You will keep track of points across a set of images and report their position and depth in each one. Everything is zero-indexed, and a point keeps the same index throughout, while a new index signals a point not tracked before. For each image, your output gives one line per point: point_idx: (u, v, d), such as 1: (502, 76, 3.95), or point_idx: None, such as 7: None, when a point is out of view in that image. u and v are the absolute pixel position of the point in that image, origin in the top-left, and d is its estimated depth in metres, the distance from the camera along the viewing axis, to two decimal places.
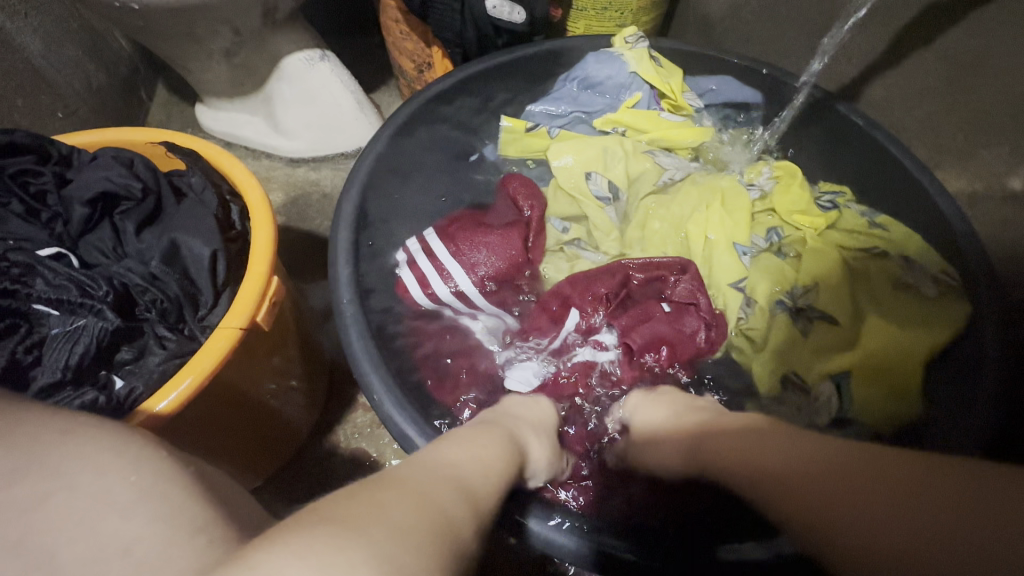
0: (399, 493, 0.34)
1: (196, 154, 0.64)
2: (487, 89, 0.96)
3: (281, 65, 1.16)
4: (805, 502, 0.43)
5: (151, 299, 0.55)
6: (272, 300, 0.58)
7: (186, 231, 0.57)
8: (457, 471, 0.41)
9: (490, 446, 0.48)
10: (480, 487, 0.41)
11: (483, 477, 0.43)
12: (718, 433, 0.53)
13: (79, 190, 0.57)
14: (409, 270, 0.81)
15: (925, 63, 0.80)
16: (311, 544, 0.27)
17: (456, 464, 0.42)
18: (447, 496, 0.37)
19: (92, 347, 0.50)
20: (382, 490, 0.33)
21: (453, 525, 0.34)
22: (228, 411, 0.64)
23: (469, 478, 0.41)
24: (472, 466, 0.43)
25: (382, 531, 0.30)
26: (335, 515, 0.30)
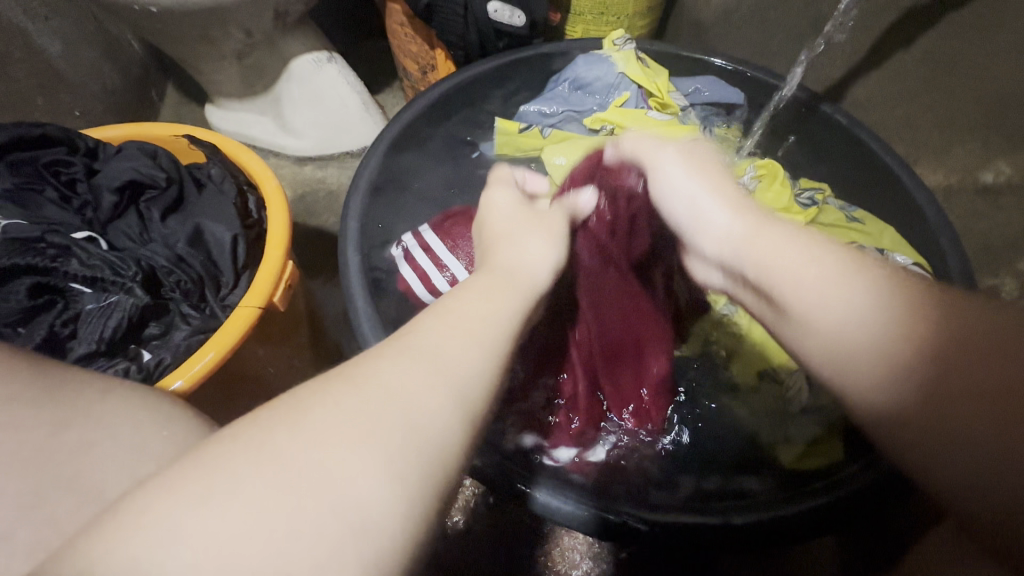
0: (342, 407, 0.30)
1: (216, 147, 0.68)
2: (490, 91, 1.00)
3: (291, 66, 1.21)
4: (889, 397, 0.37)
5: (175, 280, 0.59)
6: (288, 283, 0.62)
7: (209, 218, 0.61)
8: (431, 353, 0.34)
9: (473, 308, 0.39)
10: (466, 365, 0.34)
11: (466, 351, 0.35)
12: (776, 249, 0.45)
13: (108, 179, 0.61)
14: (407, 266, 0.84)
15: (904, 65, 0.85)
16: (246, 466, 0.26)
17: (428, 347, 0.35)
18: (404, 401, 0.31)
19: (124, 322, 0.54)
20: (322, 401, 0.30)
21: (424, 437, 0.30)
22: (244, 390, 0.68)
23: (445, 360, 0.34)
24: (450, 344, 0.35)
25: (330, 466, 0.27)
26: (272, 431, 0.28)
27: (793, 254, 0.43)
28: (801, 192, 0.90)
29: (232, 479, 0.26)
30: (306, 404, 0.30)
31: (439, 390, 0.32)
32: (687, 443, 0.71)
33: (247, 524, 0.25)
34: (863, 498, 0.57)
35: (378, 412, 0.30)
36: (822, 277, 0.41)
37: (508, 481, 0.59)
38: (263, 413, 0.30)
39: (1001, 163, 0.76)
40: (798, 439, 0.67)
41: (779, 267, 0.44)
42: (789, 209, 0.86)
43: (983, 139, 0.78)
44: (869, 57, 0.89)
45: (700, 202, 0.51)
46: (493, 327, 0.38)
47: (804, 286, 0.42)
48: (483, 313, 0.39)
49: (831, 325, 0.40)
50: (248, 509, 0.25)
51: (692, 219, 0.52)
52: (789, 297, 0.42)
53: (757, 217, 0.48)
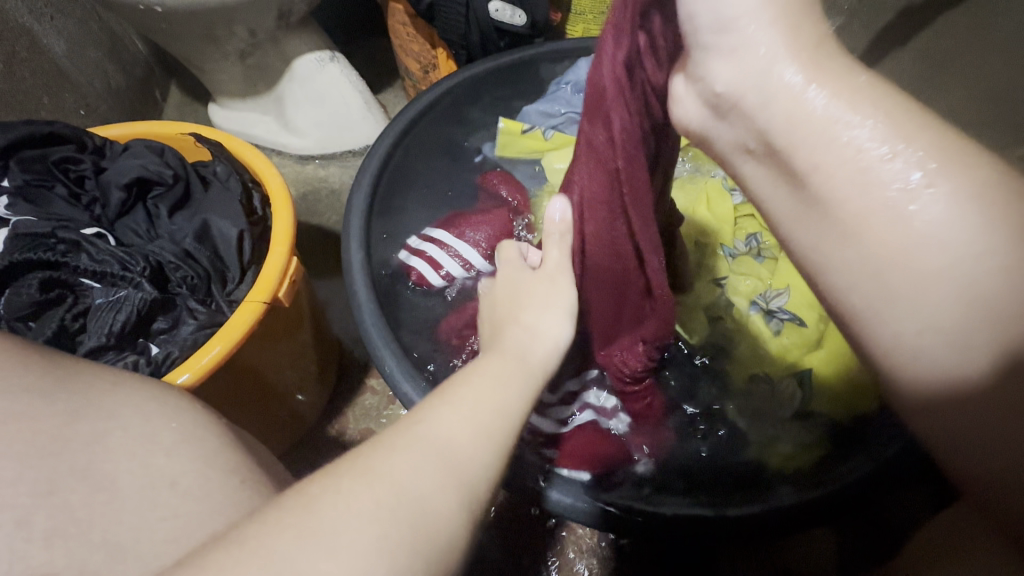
0: (353, 499, 0.29)
1: (221, 145, 0.69)
2: (492, 89, 1.01)
3: (293, 65, 1.22)
4: (932, 382, 0.32)
5: (182, 275, 0.60)
6: (292, 279, 0.63)
7: (216, 214, 0.62)
8: (436, 443, 0.33)
9: (477, 390, 0.39)
10: (473, 460, 0.34)
11: (473, 442, 0.35)
12: (844, 131, 0.33)
13: (116, 176, 0.62)
14: (417, 259, 0.86)
15: (900, 63, 0.86)
16: (280, 547, 0.26)
17: (432, 434, 0.34)
18: (414, 495, 0.30)
19: (132, 316, 0.55)
20: (331, 493, 0.29)
21: (428, 530, 0.29)
22: (249, 384, 0.69)
23: (453, 451, 0.34)
24: (455, 432, 0.35)
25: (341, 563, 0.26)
26: (299, 519, 0.27)
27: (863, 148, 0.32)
28: None
29: (268, 565, 0.25)
30: (331, 491, 0.29)
31: (446, 482, 0.32)
32: (681, 437, 0.72)
33: None
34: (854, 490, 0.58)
35: (404, 504, 0.29)
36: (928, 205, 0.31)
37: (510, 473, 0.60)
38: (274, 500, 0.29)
39: (1000, 157, 0.79)
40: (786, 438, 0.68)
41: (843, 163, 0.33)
42: None
43: (979, 134, 0.80)
44: (865, 56, 0.90)
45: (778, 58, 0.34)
46: (499, 414, 0.38)
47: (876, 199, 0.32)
48: (488, 395, 0.39)
49: (895, 269, 0.32)
50: None
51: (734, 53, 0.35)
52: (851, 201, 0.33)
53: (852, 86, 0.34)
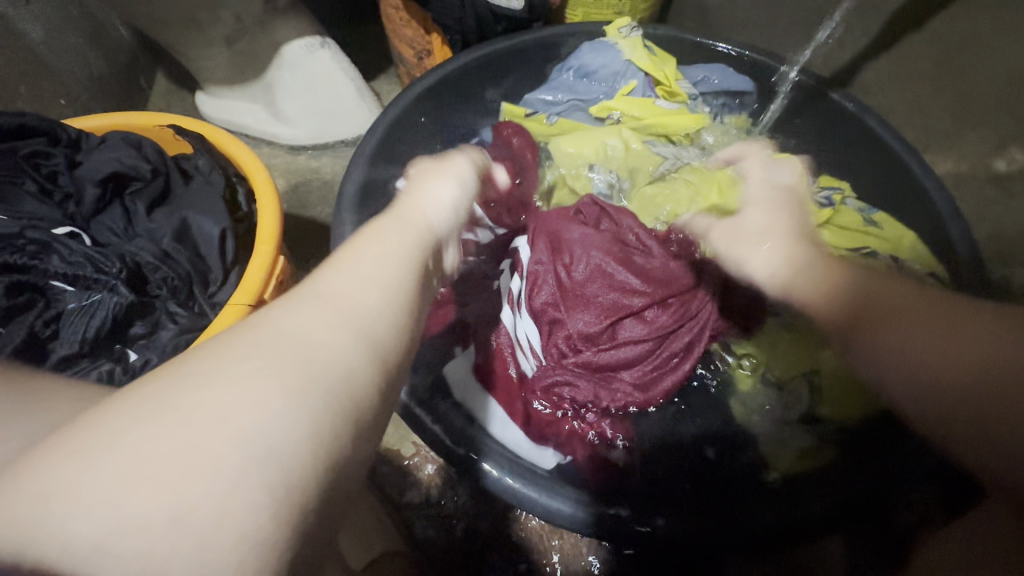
0: (240, 361, 0.28)
1: (202, 137, 0.66)
2: (488, 76, 0.97)
3: (282, 52, 1.17)
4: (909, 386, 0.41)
5: (162, 277, 0.56)
6: (277, 280, 0.60)
7: (196, 211, 0.59)
8: (331, 296, 0.33)
9: (375, 250, 0.38)
10: (372, 305, 0.34)
11: (371, 293, 0.34)
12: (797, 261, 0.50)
13: (90, 171, 0.59)
14: None
15: (915, 47, 0.82)
16: (105, 436, 0.25)
17: (330, 289, 0.34)
18: (306, 345, 0.30)
19: (107, 321, 0.52)
20: (219, 362, 0.28)
21: (333, 382, 0.29)
22: None
23: (352, 303, 0.33)
24: (354, 284, 0.34)
25: (236, 420, 0.26)
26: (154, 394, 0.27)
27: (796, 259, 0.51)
28: (818, 191, 0.85)
29: (97, 448, 0.24)
30: (206, 362, 0.28)
31: (349, 334, 0.31)
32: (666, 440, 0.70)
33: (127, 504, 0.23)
34: (859, 497, 0.56)
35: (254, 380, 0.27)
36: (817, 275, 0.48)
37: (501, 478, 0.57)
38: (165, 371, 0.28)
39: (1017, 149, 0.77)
40: (791, 442, 0.67)
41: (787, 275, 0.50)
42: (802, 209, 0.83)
43: (995, 124, 0.78)
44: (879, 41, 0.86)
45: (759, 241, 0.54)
46: (398, 267, 0.37)
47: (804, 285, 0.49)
48: (384, 252, 0.38)
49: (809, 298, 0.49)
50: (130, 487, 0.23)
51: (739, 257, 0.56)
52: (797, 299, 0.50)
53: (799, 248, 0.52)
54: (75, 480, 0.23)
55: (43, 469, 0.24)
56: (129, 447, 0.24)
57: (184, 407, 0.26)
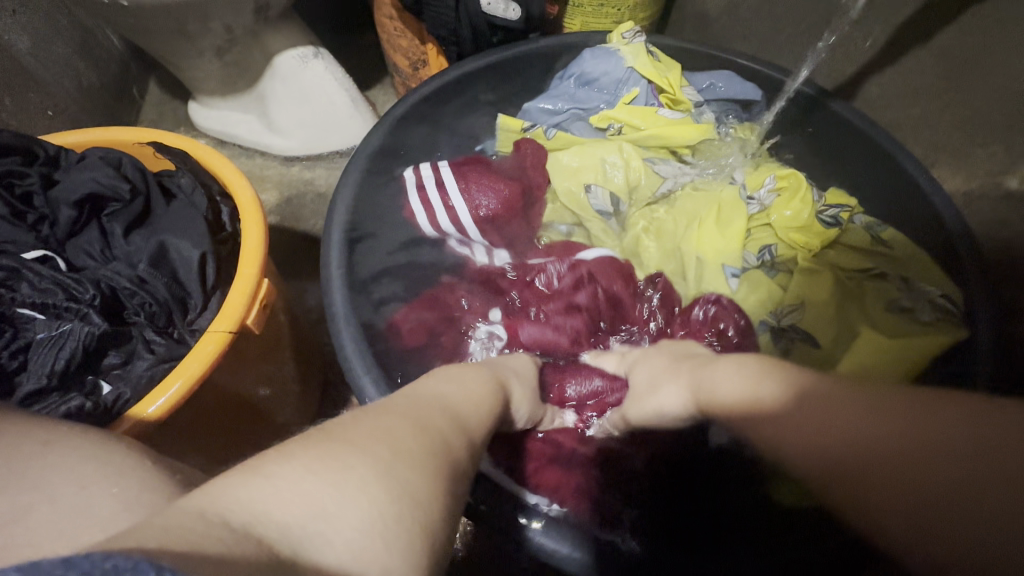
0: (397, 427, 0.34)
1: (186, 154, 0.63)
2: (488, 85, 0.95)
3: (275, 61, 1.15)
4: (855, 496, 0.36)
5: (139, 303, 0.54)
6: (262, 303, 0.58)
7: (175, 234, 0.56)
8: (441, 405, 0.40)
9: (458, 382, 0.46)
10: (469, 420, 0.41)
11: (467, 409, 0.42)
12: (719, 376, 0.46)
13: (66, 192, 0.57)
14: (417, 196, 0.84)
15: (920, 61, 0.80)
16: (320, 458, 0.29)
17: (437, 399, 0.41)
18: (438, 437, 0.36)
19: (77, 352, 0.49)
20: (381, 423, 0.34)
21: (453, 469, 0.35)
22: (220, 418, 0.63)
23: (456, 414, 0.41)
24: (455, 402, 0.42)
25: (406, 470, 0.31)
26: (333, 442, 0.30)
27: (718, 373, 0.46)
28: (825, 208, 0.80)
29: (320, 467, 0.28)
30: (370, 424, 0.33)
31: (456, 434, 0.38)
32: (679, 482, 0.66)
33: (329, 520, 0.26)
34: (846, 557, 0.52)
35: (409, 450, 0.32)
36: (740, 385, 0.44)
37: (493, 514, 0.55)
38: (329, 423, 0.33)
39: None
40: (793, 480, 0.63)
41: (712, 389, 0.46)
42: (807, 228, 0.79)
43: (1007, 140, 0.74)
44: (883, 53, 0.84)
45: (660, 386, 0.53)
46: (478, 398, 0.45)
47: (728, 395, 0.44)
48: (467, 386, 0.46)
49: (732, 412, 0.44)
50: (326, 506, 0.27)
51: (651, 413, 0.53)
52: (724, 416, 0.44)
53: (694, 368, 0.51)
54: (311, 497, 0.27)
55: (273, 475, 0.27)
56: (352, 471, 0.29)
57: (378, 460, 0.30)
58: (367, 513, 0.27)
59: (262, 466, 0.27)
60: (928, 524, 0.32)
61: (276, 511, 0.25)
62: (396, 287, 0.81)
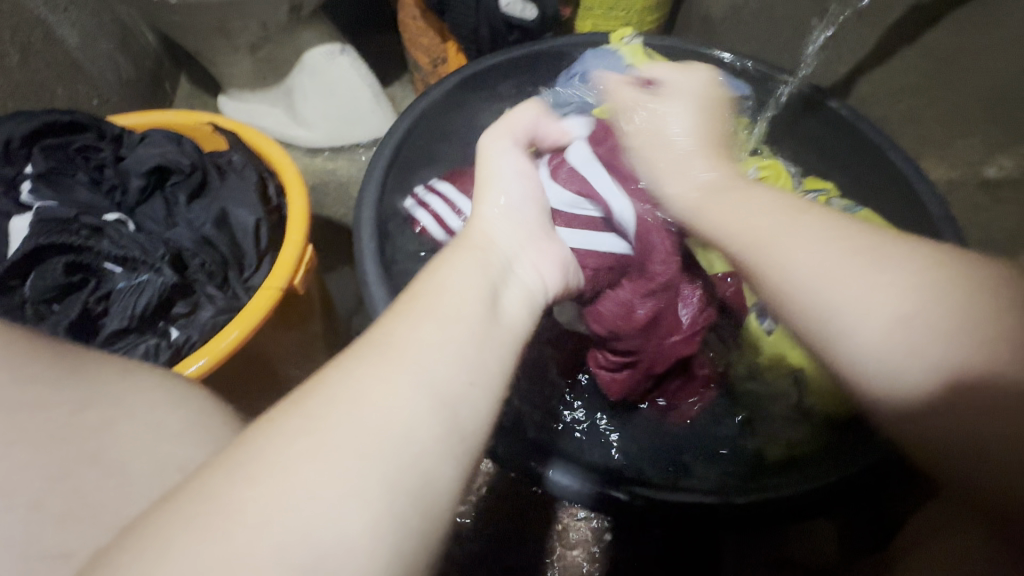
0: (360, 396, 0.31)
1: (236, 135, 0.70)
2: (505, 82, 1.02)
3: (303, 57, 1.23)
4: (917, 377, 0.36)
5: (201, 262, 0.60)
6: (305, 267, 0.64)
7: (233, 203, 0.63)
8: (428, 341, 0.35)
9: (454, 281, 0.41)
10: (479, 345, 0.37)
11: (473, 337, 0.37)
12: (757, 209, 0.47)
13: (136, 164, 0.64)
14: (423, 211, 0.87)
15: (907, 60, 0.87)
16: (267, 471, 0.27)
17: (424, 333, 0.35)
18: (428, 384, 0.33)
19: (153, 300, 0.55)
20: (343, 391, 0.31)
21: (449, 422, 0.32)
22: (258, 374, 0.70)
23: (454, 350, 0.35)
24: (448, 331, 0.36)
25: (368, 456, 0.28)
26: (263, 445, 0.28)
27: (758, 204, 0.48)
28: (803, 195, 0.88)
29: (266, 485, 0.26)
30: (328, 398, 0.31)
31: (461, 370, 0.34)
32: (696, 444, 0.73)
33: (264, 532, 0.25)
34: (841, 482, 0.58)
35: (371, 420, 0.30)
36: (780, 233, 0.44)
37: (508, 455, 0.62)
38: (279, 408, 0.31)
39: (1002, 159, 0.79)
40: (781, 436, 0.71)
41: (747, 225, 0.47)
42: None
43: (983, 133, 0.80)
44: (874, 52, 0.90)
45: (681, 149, 0.57)
46: (482, 300, 0.40)
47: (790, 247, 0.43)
48: (462, 283, 0.41)
49: (799, 272, 0.42)
50: (259, 522, 0.25)
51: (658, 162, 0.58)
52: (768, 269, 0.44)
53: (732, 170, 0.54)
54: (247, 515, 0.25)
55: (201, 495, 0.26)
56: (305, 487, 0.27)
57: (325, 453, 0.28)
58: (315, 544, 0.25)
59: (211, 477, 0.27)
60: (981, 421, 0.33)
61: (215, 553, 0.24)
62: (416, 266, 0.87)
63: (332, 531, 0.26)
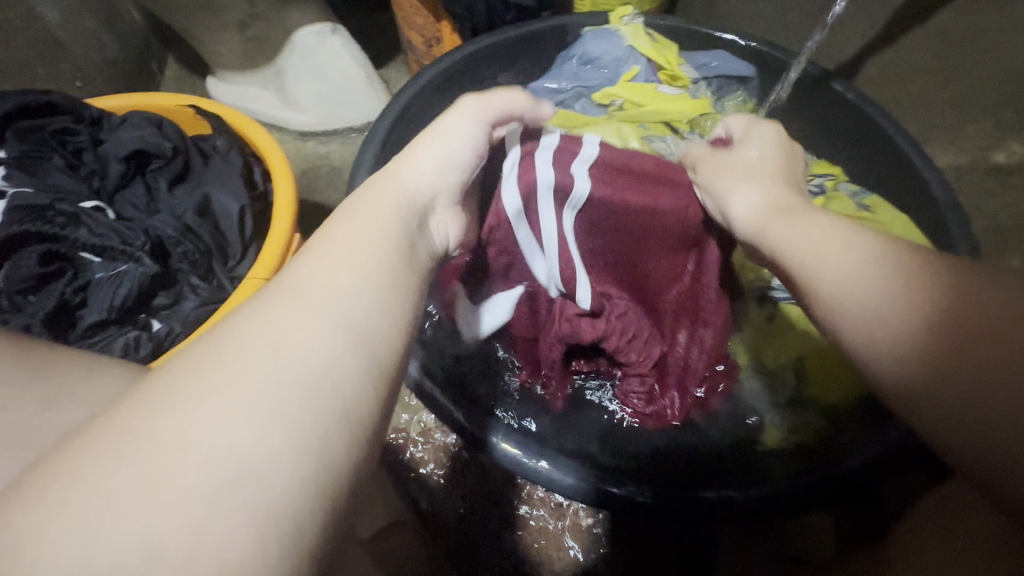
0: (235, 353, 0.28)
1: (221, 118, 0.68)
2: (503, 63, 0.99)
3: (293, 37, 1.18)
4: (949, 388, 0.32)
5: (183, 250, 0.59)
6: (293, 257, 0.62)
7: (216, 189, 0.61)
8: (322, 291, 0.33)
9: (359, 230, 0.38)
10: (367, 295, 0.34)
11: (367, 288, 0.34)
12: (801, 229, 0.44)
13: (114, 149, 0.61)
14: None
15: (917, 41, 0.83)
16: (129, 444, 0.25)
17: (318, 282, 0.33)
18: (309, 344, 0.30)
19: (133, 291, 0.54)
20: (223, 358, 0.28)
21: (334, 387, 0.29)
22: None
23: (343, 301, 0.33)
24: (344, 277, 0.34)
25: (235, 419, 0.26)
26: (132, 413, 0.26)
27: (809, 225, 0.44)
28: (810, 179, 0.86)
29: (125, 459, 0.24)
30: (203, 357, 0.28)
31: (348, 328, 0.32)
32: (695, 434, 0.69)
33: (112, 521, 0.22)
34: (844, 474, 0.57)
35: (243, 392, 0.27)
36: (824, 239, 0.42)
37: (494, 442, 0.59)
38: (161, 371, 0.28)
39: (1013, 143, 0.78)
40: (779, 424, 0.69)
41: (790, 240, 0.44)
42: None
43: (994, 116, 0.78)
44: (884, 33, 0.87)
45: (740, 183, 0.51)
46: (382, 248, 0.38)
47: (816, 253, 0.41)
48: (366, 232, 0.38)
49: (816, 272, 0.40)
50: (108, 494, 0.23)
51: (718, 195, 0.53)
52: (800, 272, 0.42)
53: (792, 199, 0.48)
54: (92, 482, 0.23)
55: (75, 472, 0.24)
56: (163, 461, 0.24)
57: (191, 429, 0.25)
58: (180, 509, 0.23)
59: (87, 447, 0.25)
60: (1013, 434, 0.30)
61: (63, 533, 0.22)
62: None
63: (181, 525, 0.23)
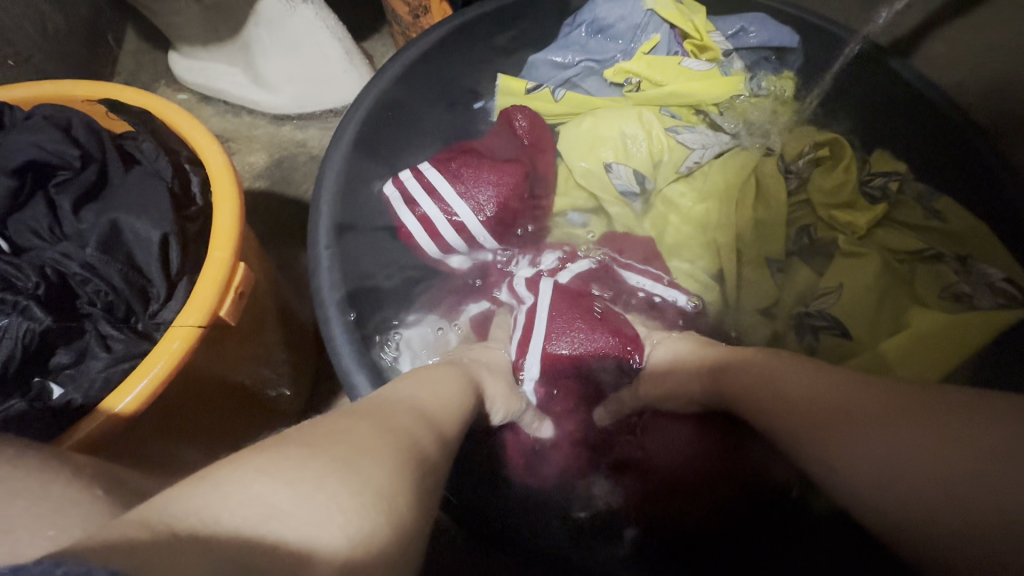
0: (356, 426, 0.32)
1: (145, 113, 0.54)
2: (500, 35, 0.83)
3: (258, 7, 1.01)
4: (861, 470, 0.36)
5: (92, 290, 0.47)
6: (238, 291, 0.49)
7: (130, 212, 0.48)
8: (408, 401, 0.39)
9: (437, 373, 0.47)
10: (442, 415, 0.40)
11: (434, 400, 0.41)
12: (743, 363, 0.48)
13: (4, 158, 0.49)
14: (410, 215, 0.68)
15: None
16: (284, 465, 0.27)
17: (402, 397, 0.40)
18: (408, 430, 0.35)
19: (14, 353, 0.44)
20: (348, 423, 0.32)
21: (423, 457, 0.33)
22: (217, 407, 0.57)
23: (422, 405, 0.39)
24: (416, 393, 0.41)
25: (374, 470, 0.29)
26: (282, 448, 0.28)
27: (745, 357, 0.49)
28: (869, 178, 0.72)
29: (291, 479, 0.26)
30: (339, 425, 0.32)
31: (426, 423, 0.37)
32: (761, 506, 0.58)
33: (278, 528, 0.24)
34: None
35: (383, 446, 0.31)
36: (759, 369, 0.46)
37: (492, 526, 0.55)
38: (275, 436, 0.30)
39: None
40: None
41: (738, 375, 0.48)
42: (850, 206, 0.71)
43: None
44: None
45: (683, 361, 0.54)
46: (464, 393, 0.46)
47: (749, 379, 0.46)
48: (444, 379, 0.46)
49: (754, 389, 0.46)
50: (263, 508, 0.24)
51: (666, 390, 0.55)
52: (740, 399, 0.47)
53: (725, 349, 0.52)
54: (275, 508, 0.24)
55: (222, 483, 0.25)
56: (316, 480, 0.26)
57: (345, 462, 0.29)
58: (364, 521, 0.26)
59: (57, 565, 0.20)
60: (920, 510, 0.33)
61: (294, 505, 0.25)
62: (405, 279, 0.72)
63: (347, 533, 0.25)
